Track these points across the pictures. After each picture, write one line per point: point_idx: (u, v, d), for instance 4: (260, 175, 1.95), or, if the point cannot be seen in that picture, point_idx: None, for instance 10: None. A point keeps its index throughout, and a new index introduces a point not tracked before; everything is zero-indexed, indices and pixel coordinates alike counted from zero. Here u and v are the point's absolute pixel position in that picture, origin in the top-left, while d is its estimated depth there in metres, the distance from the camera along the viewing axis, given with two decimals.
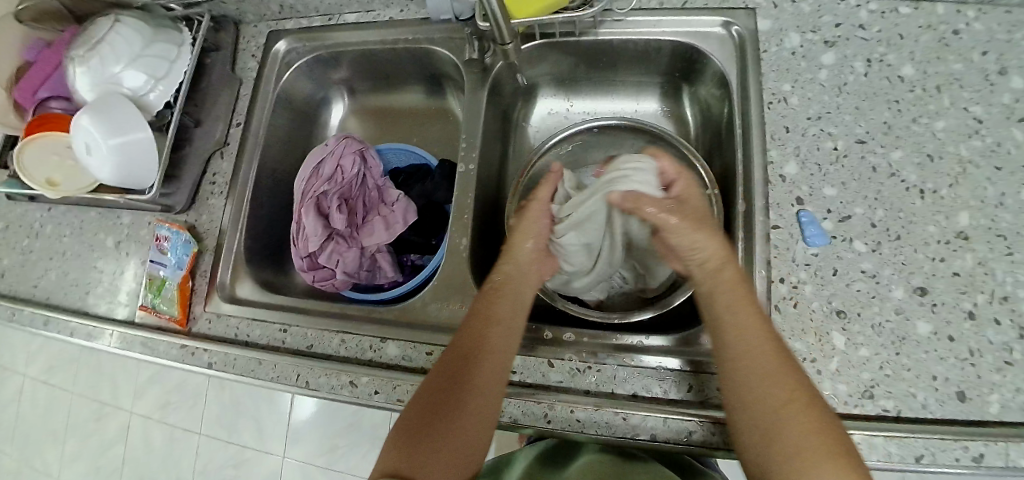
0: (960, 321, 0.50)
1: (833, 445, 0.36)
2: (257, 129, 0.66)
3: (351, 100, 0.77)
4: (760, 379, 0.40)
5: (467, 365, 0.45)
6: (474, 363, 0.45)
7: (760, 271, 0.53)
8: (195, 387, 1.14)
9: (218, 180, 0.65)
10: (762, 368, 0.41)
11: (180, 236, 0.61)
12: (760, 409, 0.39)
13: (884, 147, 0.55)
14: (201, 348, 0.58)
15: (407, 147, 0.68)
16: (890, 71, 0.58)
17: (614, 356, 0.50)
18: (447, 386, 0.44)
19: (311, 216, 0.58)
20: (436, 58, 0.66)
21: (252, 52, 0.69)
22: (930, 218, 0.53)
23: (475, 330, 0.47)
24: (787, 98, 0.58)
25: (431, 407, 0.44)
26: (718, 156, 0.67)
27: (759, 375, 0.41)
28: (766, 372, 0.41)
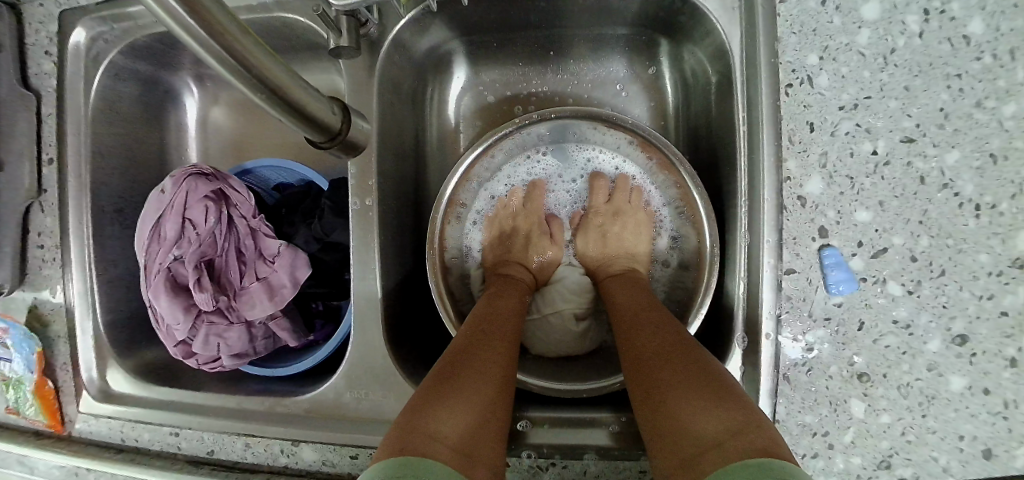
0: (1000, 370, 0.41)
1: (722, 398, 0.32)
2: (77, 165, 0.47)
3: (206, 87, 0.58)
4: (663, 371, 0.36)
5: (471, 357, 0.38)
6: (478, 346, 0.39)
7: (768, 329, 0.42)
8: None
9: (47, 243, 0.48)
10: (658, 352, 0.39)
11: (17, 330, 0.48)
12: (635, 374, 0.39)
13: (938, 146, 0.41)
14: (83, 466, 0.47)
15: (279, 164, 0.50)
16: (952, 27, 0.41)
17: (581, 450, 0.42)
18: (451, 355, 0.38)
19: (161, 298, 0.44)
20: (302, 30, 0.47)
21: (45, 48, 0.47)
22: (983, 243, 0.41)
23: (476, 324, 0.43)
24: (814, 76, 0.43)
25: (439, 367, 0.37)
26: (706, 142, 0.53)
27: (635, 345, 0.41)
28: (654, 351, 0.39)
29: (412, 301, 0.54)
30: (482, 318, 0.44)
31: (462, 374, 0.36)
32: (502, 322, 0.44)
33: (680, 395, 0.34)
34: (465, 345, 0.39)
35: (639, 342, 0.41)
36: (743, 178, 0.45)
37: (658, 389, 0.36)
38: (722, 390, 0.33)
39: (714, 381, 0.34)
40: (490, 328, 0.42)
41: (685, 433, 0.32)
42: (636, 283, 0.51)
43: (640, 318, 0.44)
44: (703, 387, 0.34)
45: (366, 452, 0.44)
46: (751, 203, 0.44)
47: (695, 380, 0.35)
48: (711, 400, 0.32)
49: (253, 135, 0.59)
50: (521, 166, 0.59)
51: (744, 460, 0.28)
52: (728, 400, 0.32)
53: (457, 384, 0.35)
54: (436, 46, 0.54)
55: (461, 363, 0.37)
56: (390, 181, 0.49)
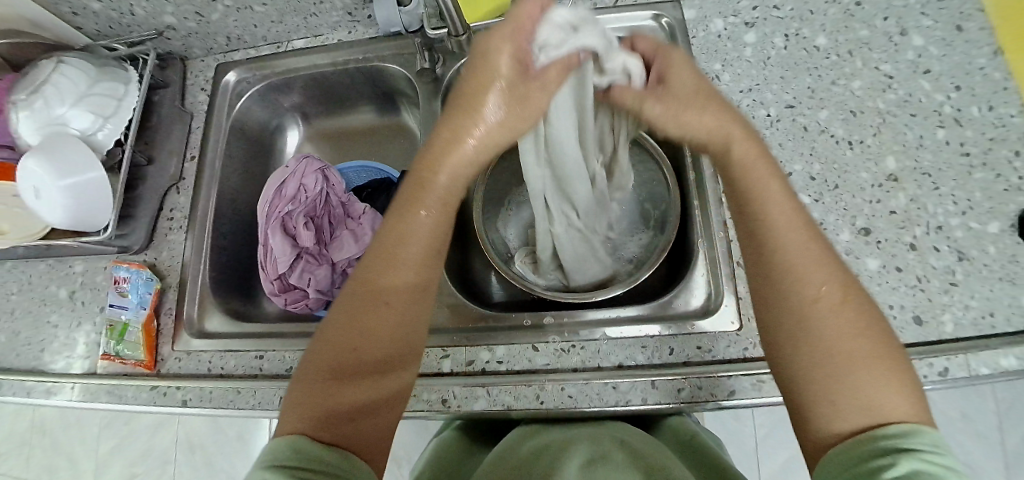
0: (904, 253, 0.54)
1: (884, 371, 0.34)
2: (212, 160, 0.66)
3: (307, 125, 0.78)
4: (840, 337, 0.36)
5: (375, 314, 0.40)
6: (381, 291, 0.40)
7: (717, 232, 0.56)
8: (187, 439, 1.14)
9: (176, 215, 0.64)
10: (825, 306, 0.37)
11: (140, 275, 0.59)
12: (790, 324, 0.38)
13: (812, 109, 0.60)
14: (173, 387, 0.55)
15: (365, 163, 0.70)
16: (806, 43, 0.64)
17: (596, 332, 0.52)
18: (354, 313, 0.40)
19: (277, 237, 0.58)
20: (388, 75, 0.69)
21: (201, 86, 0.69)
22: (862, 166, 0.58)
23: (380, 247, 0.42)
24: (719, 75, 0.63)
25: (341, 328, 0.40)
26: (665, 138, 0.71)
27: (791, 281, 0.38)
28: (824, 300, 0.37)
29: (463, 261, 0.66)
30: (393, 243, 0.41)
31: (366, 345, 0.39)
32: (401, 248, 0.41)
33: (849, 363, 0.35)
34: (370, 294, 0.41)
35: (800, 278, 0.38)
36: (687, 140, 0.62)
37: (825, 345, 0.36)
38: (887, 365, 0.35)
39: (877, 349, 0.35)
40: (392, 254, 0.41)
41: (840, 408, 0.34)
42: (771, 172, 0.42)
43: (801, 244, 0.39)
44: (868, 358, 0.35)
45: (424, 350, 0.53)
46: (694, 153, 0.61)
47: (864, 349, 0.35)
48: (883, 378, 0.34)
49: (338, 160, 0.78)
50: None
51: (894, 430, 0.32)
52: (887, 371, 0.35)
53: (363, 363, 0.39)
54: None
55: (357, 323, 0.40)
56: None
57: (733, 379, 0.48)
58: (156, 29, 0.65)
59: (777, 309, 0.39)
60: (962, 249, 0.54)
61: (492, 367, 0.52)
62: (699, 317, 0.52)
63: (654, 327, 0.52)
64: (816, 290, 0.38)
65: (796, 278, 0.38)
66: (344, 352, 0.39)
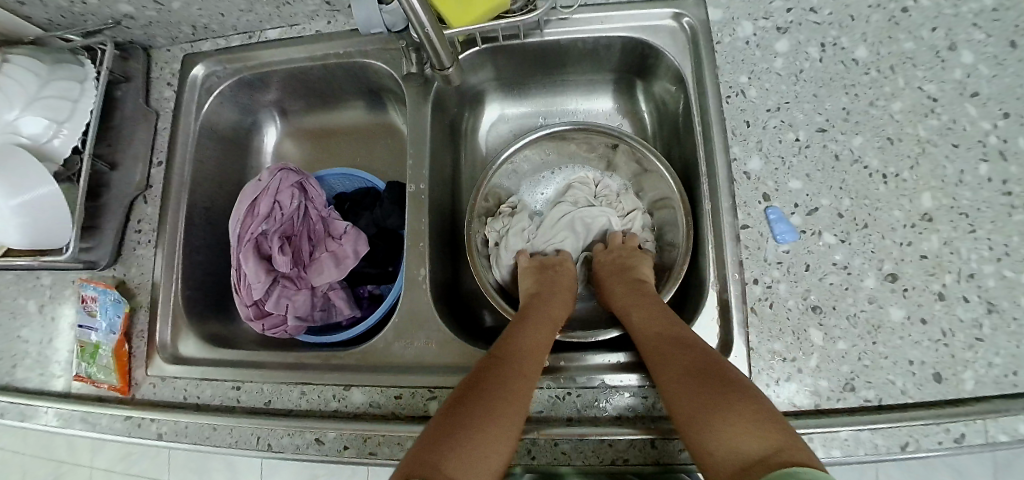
0: (932, 303, 0.49)
1: (747, 418, 0.36)
2: (182, 167, 0.60)
3: (286, 122, 0.72)
4: (693, 397, 0.39)
5: (492, 375, 0.42)
6: (501, 367, 0.42)
7: (733, 273, 0.51)
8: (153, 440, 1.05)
9: (144, 227, 0.59)
10: (678, 369, 0.42)
11: (108, 295, 0.56)
12: (679, 396, 0.40)
13: (845, 134, 0.54)
14: (148, 418, 0.53)
15: (349, 171, 0.64)
16: (844, 54, 0.56)
17: (595, 379, 0.48)
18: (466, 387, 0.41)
19: (250, 261, 0.54)
20: (374, 72, 0.62)
21: (167, 80, 0.63)
22: (895, 202, 0.52)
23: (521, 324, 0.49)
24: (745, 90, 0.56)
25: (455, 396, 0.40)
26: (678, 152, 0.64)
27: (665, 362, 0.43)
28: (681, 372, 0.41)
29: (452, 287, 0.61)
30: (533, 310, 0.51)
31: (485, 396, 0.39)
32: (540, 327, 0.49)
33: (710, 407, 0.37)
34: (487, 369, 0.42)
35: (666, 363, 0.43)
36: (703, 163, 0.56)
37: (687, 407, 0.39)
38: (756, 413, 0.36)
39: (724, 392, 0.38)
40: (534, 332, 0.48)
41: (713, 448, 0.36)
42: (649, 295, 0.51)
43: (660, 333, 0.46)
44: (737, 410, 0.36)
45: (410, 391, 0.49)
46: (710, 179, 0.55)
47: (739, 408, 0.37)
48: (749, 426, 0.35)
49: (322, 161, 0.72)
50: (540, 177, 0.70)
51: (785, 471, 0.31)
52: (745, 411, 0.36)
53: (476, 409, 0.38)
54: (469, 87, 0.67)
55: (470, 393, 0.40)
56: (438, 179, 0.60)
57: None
58: (112, 18, 0.58)
59: (664, 385, 0.42)
60: (993, 300, 0.49)
61: None
62: None
63: None
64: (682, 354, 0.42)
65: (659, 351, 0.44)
66: (455, 404, 0.39)
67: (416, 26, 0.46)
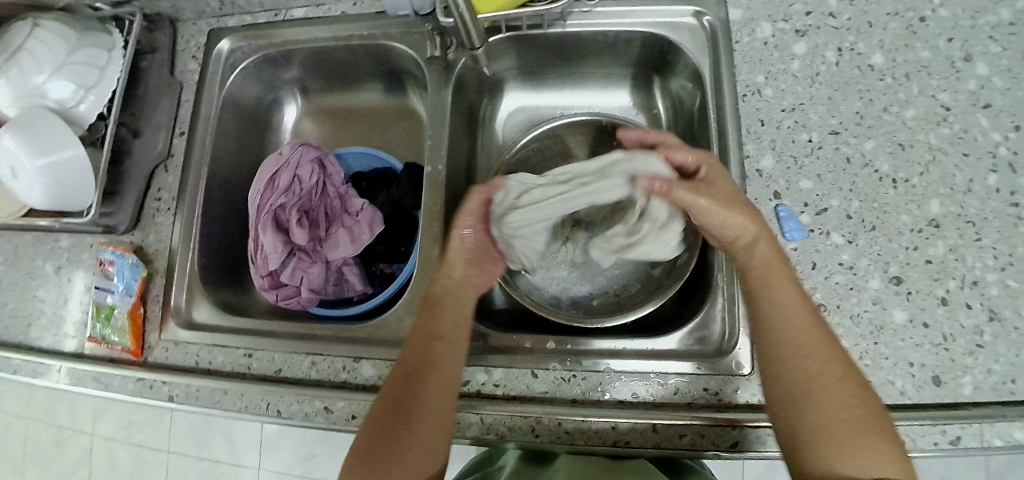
0: (934, 307, 0.50)
1: (868, 440, 0.37)
2: (204, 137, 0.62)
3: (306, 101, 0.73)
4: (846, 407, 0.39)
5: (407, 391, 0.43)
6: (420, 368, 0.43)
7: (741, 268, 0.52)
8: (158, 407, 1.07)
9: (164, 196, 0.61)
10: (828, 375, 0.40)
11: (125, 260, 0.57)
12: (812, 399, 0.39)
13: (858, 137, 0.55)
14: (159, 381, 0.54)
15: (367, 150, 0.65)
16: (860, 60, 0.57)
17: (600, 364, 0.50)
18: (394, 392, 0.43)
19: (268, 232, 0.55)
20: (396, 55, 0.63)
21: (192, 53, 0.64)
22: (903, 207, 0.53)
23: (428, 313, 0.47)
24: (761, 90, 0.57)
25: (388, 399, 0.43)
26: (692, 148, 0.65)
27: (808, 357, 0.40)
28: (823, 374, 0.40)
29: None
30: (438, 295, 0.48)
31: (406, 416, 0.41)
32: (437, 313, 0.47)
33: (836, 426, 0.38)
34: (409, 371, 0.44)
35: (815, 365, 0.40)
36: (716, 159, 0.57)
37: (833, 414, 0.38)
38: (881, 437, 0.37)
39: (861, 415, 0.38)
40: (439, 325, 0.46)
41: (841, 465, 0.37)
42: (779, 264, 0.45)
43: (806, 325, 0.42)
44: (867, 430, 0.38)
45: None
46: None
47: (869, 423, 0.38)
48: (873, 446, 0.37)
49: (340, 140, 0.73)
50: None
51: None
52: (880, 438, 0.37)
53: (400, 431, 0.41)
54: (489, 75, 0.68)
55: (401, 396, 0.42)
56: (455, 161, 0.61)
57: (737, 430, 0.46)
58: None
59: (798, 380, 0.40)
60: (995, 308, 0.49)
61: (487, 390, 0.50)
62: (711, 358, 0.49)
63: (661, 364, 0.49)
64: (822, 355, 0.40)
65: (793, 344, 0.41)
66: (380, 430, 0.41)
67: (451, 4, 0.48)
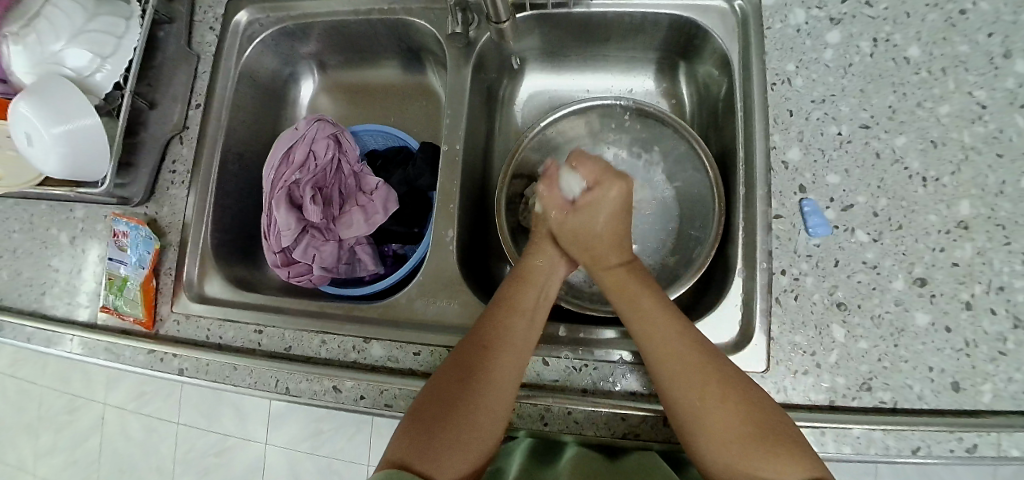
0: (958, 312, 0.49)
1: (750, 442, 0.39)
2: (220, 109, 0.61)
3: (323, 76, 0.72)
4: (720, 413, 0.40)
5: (466, 379, 0.43)
6: (480, 361, 0.43)
7: (761, 262, 0.51)
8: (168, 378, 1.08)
9: (179, 168, 0.60)
10: (688, 386, 0.42)
11: (139, 232, 0.57)
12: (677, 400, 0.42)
13: (889, 133, 0.53)
14: (170, 354, 0.54)
15: (383, 129, 0.64)
16: (896, 52, 0.55)
17: (613, 354, 0.49)
18: (455, 379, 0.43)
19: (282, 208, 0.55)
20: (416, 31, 0.62)
21: (210, 24, 0.64)
22: (932, 207, 0.51)
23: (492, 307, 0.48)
24: (791, 79, 0.55)
25: (443, 383, 0.43)
26: (715, 138, 0.64)
27: (678, 373, 0.42)
28: (700, 389, 0.41)
29: (478, 252, 0.62)
30: (529, 273, 0.51)
31: (471, 387, 0.42)
32: (524, 290, 0.49)
33: (745, 436, 0.39)
34: (469, 359, 0.44)
35: (682, 379, 0.42)
36: (740, 150, 0.56)
37: (692, 422, 0.41)
38: (770, 429, 0.39)
39: (740, 433, 0.39)
40: (519, 301, 0.48)
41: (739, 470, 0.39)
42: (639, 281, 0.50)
43: (666, 340, 0.44)
44: (744, 430, 0.39)
45: (429, 348, 0.50)
46: (746, 167, 0.55)
47: (725, 420, 0.40)
48: (756, 444, 0.38)
49: (355, 119, 0.73)
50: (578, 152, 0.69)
51: None
52: (765, 437, 0.38)
53: (460, 403, 0.41)
54: (509, 56, 0.67)
55: (457, 383, 0.42)
56: (472, 143, 0.60)
57: None
58: None
59: (670, 393, 0.42)
60: (1021, 315, 0.48)
61: None
62: None
63: None
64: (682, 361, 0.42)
65: (663, 353, 0.43)
66: (442, 399, 0.42)
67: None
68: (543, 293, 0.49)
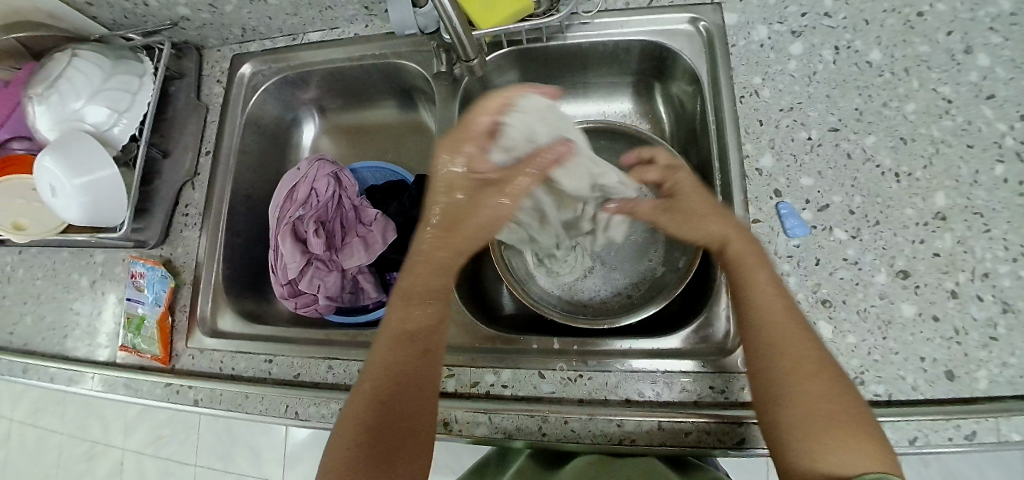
0: (944, 301, 0.49)
1: (838, 427, 0.37)
2: (227, 155, 0.65)
3: (322, 118, 0.76)
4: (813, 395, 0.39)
5: (391, 393, 0.43)
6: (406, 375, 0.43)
7: None
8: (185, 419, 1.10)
9: (190, 211, 0.64)
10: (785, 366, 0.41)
11: (156, 272, 0.61)
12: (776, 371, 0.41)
13: (858, 133, 0.55)
14: (186, 386, 0.57)
15: (380, 164, 0.68)
16: (858, 57, 0.58)
17: (607, 363, 0.50)
18: (378, 400, 0.42)
19: (287, 242, 0.58)
20: (405, 72, 0.66)
21: (216, 78, 0.69)
22: (908, 200, 0.52)
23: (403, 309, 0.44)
24: (759, 90, 0.58)
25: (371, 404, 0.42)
26: (695, 151, 0.66)
27: (777, 354, 0.41)
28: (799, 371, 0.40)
29: (475, 274, 0.65)
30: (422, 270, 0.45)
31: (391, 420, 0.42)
32: (411, 311, 0.44)
33: (834, 415, 0.38)
34: (395, 376, 0.43)
35: (788, 361, 0.41)
36: (717, 160, 0.59)
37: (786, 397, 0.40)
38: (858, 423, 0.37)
39: (830, 414, 0.38)
40: (420, 317, 0.44)
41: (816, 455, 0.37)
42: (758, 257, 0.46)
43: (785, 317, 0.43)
44: (837, 418, 0.38)
45: None
46: (724, 175, 0.57)
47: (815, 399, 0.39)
48: (842, 429, 0.37)
49: (354, 156, 0.77)
50: None
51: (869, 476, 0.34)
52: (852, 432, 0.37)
53: (396, 441, 0.42)
54: (494, 87, 0.71)
55: (385, 403, 0.42)
56: None
57: (745, 427, 0.46)
58: (170, 19, 0.64)
59: (768, 374, 0.41)
60: (1008, 300, 0.48)
61: (495, 391, 0.51)
62: (716, 356, 0.49)
63: (667, 362, 0.50)
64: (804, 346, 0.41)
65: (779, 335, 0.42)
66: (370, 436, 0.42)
67: (445, 21, 0.51)
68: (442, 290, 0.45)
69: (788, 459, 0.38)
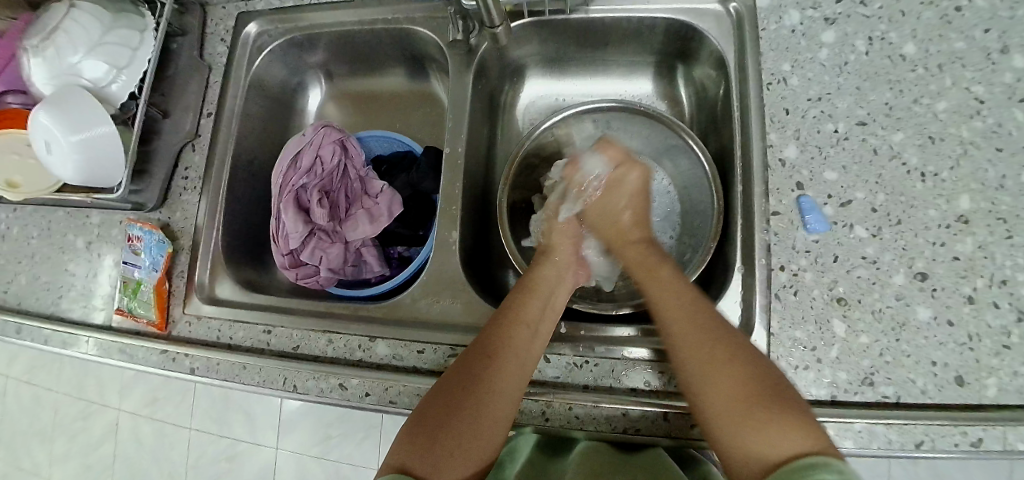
0: (960, 306, 0.48)
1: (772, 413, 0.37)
2: (230, 118, 0.63)
3: (330, 85, 0.74)
4: (729, 384, 0.40)
5: (473, 378, 0.43)
6: (488, 371, 0.43)
7: (761, 258, 0.52)
8: (180, 384, 1.10)
9: (191, 175, 0.62)
10: (704, 355, 0.42)
11: (153, 236, 0.59)
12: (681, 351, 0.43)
13: (886, 129, 0.53)
14: (182, 354, 0.56)
15: (388, 134, 0.66)
16: (892, 49, 0.56)
17: (615, 351, 0.49)
18: (462, 388, 0.42)
19: (290, 211, 0.57)
20: (419, 40, 0.63)
21: (221, 36, 0.66)
22: (931, 201, 0.51)
23: (498, 319, 0.47)
24: (786, 78, 0.56)
25: (452, 389, 0.42)
26: (714, 139, 0.64)
27: (687, 345, 0.43)
28: (706, 362, 0.41)
29: (482, 254, 0.63)
30: (535, 282, 0.52)
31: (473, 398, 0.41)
32: (530, 300, 0.49)
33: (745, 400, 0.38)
34: (479, 367, 0.43)
35: (697, 349, 0.42)
36: (738, 149, 0.57)
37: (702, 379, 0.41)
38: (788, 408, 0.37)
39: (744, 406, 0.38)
40: (517, 332, 0.45)
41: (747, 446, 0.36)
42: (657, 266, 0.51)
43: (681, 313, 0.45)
44: (756, 405, 0.38)
45: (432, 347, 0.51)
46: (744, 165, 0.56)
47: (736, 377, 0.40)
48: (759, 415, 0.37)
49: (361, 125, 0.74)
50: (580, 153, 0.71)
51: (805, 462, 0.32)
52: (783, 420, 0.36)
53: (460, 430, 0.40)
54: (510, 61, 0.69)
55: (462, 392, 0.42)
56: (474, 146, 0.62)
57: None
58: None
59: (680, 362, 0.43)
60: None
61: None
62: None
63: None
64: (696, 334, 0.43)
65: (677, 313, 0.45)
66: (448, 409, 0.41)
67: None
68: (545, 306, 0.49)
69: (722, 441, 0.38)
